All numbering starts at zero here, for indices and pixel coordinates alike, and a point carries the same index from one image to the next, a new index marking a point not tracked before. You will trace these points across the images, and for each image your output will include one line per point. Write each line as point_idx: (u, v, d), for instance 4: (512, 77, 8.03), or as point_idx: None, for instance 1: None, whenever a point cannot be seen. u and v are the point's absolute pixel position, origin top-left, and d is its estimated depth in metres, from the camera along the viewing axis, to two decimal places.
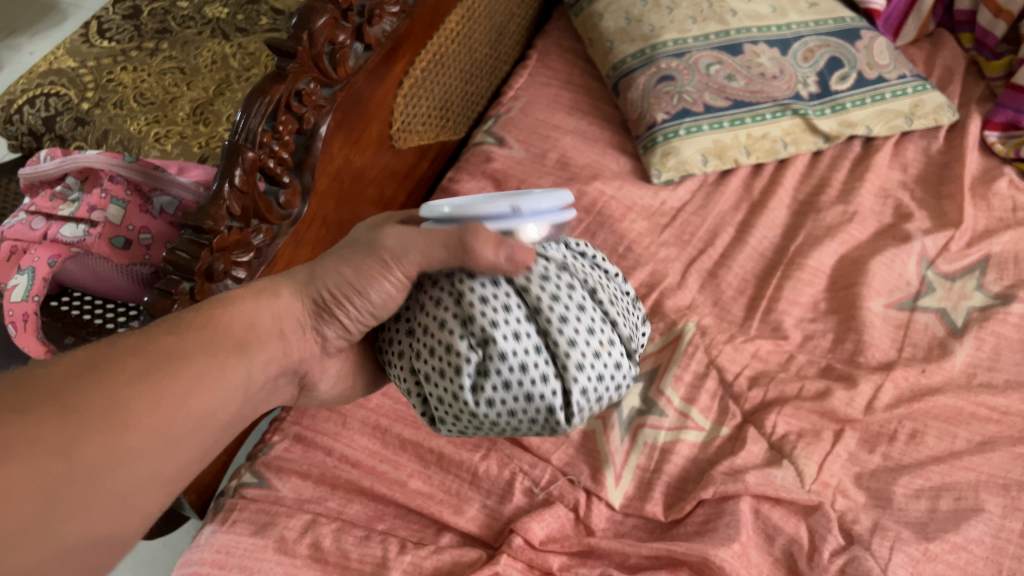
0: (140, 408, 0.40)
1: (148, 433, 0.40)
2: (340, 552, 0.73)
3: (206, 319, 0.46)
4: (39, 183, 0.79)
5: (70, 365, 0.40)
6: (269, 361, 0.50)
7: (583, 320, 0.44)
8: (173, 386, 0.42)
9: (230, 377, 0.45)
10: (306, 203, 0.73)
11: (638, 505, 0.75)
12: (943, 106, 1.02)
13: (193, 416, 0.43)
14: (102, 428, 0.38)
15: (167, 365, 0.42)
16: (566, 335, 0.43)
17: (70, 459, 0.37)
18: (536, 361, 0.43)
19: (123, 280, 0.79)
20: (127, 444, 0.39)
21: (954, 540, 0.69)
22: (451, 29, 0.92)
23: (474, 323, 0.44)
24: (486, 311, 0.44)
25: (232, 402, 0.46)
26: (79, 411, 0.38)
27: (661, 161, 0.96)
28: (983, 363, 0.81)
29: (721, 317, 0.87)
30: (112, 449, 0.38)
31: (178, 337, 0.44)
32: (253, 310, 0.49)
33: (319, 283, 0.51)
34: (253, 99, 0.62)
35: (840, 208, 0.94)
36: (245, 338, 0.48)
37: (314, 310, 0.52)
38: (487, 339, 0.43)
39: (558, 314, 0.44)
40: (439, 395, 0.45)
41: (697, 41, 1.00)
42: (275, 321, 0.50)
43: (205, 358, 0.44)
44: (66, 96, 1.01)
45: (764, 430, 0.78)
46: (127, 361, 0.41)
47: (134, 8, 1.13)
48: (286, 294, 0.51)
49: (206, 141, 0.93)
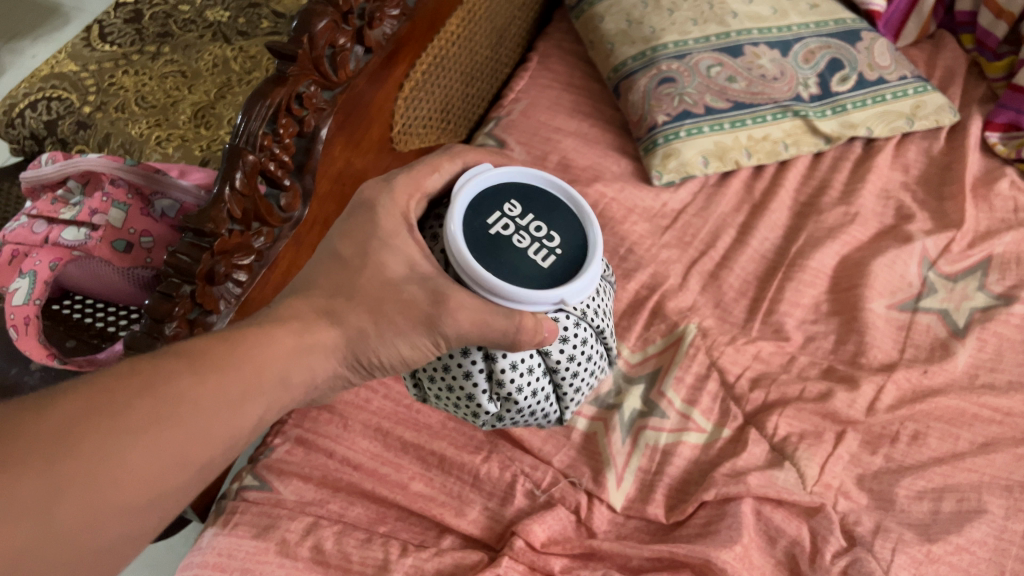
0: (135, 461, 0.41)
1: (139, 486, 0.41)
2: (342, 554, 0.73)
3: (228, 360, 0.47)
4: (40, 188, 0.79)
5: (75, 405, 0.40)
6: (283, 403, 0.50)
7: (585, 367, 0.58)
8: (178, 436, 0.43)
9: (236, 427, 0.46)
10: (307, 206, 0.73)
11: (640, 507, 0.75)
12: (945, 106, 1.02)
13: (190, 467, 0.43)
14: (93, 480, 0.39)
15: (173, 415, 0.43)
16: (568, 383, 0.58)
17: (55, 512, 0.38)
18: (543, 401, 0.58)
19: (124, 283, 0.79)
20: (117, 496, 0.40)
21: (956, 541, 0.69)
22: (451, 32, 0.92)
23: (503, 388, 0.54)
24: (516, 383, 0.54)
25: (232, 449, 0.47)
26: (72, 461, 0.39)
27: (661, 163, 0.96)
28: (985, 364, 0.81)
29: (723, 319, 0.87)
30: (102, 502, 0.39)
31: (191, 381, 0.44)
32: (285, 353, 0.50)
33: (371, 348, 0.54)
34: (253, 102, 0.62)
35: (841, 209, 0.94)
36: (264, 383, 0.48)
37: (348, 364, 0.54)
38: (510, 398, 0.55)
39: (568, 373, 0.57)
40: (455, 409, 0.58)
41: (697, 42, 1.00)
42: (305, 367, 0.51)
43: (214, 407, 0.45)
44: (68, 99, 1.01)
45: (766, 431, 0.77)
46: (134, 407, 0.42)
47: (135, 11, 1.13)
48: (327, 340, 0.52)
49: (207, 144, 0.94)
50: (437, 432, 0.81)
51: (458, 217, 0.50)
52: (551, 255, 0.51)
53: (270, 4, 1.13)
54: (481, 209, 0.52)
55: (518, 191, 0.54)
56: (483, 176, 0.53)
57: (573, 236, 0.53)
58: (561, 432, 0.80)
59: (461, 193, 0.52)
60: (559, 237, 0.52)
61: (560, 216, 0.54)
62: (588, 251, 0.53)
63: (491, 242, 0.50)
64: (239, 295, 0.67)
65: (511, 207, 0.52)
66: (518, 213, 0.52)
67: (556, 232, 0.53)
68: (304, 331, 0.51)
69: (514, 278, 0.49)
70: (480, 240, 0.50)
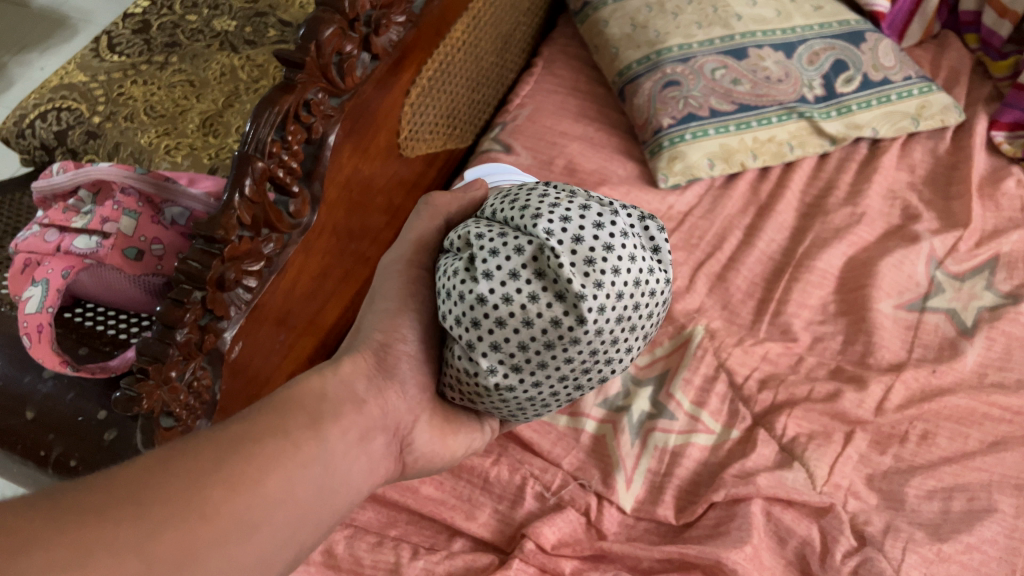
0: (219, 496, 0.38)
1: (229, 520, 0.38)
2: (354, 558, 0.74)
3: (278, 403, 0.45)
4: (52, 198, 0.80)
5: (145, 461, 0.38)
6: (349, 430, 0.47)
7: (534, 194, 0.50)
8: (250, 469, 0.40)
9: (309, 454, 0.43)
10: (315, 212, 0.74)
11: (650, 508, 0.75)
12: (950, 107, 1.02)
13: (274, 498, 0.40)
14: (182, 518, 0.36)
15: (243, 449, 0.41)
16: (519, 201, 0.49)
17: (153, 554, 0.34)
18: (509, 232, 0.48)
19: (136, 290, 0.80)
20: (209, 533, 0.37)
21: (967, 540, 0.69)
22: (457, 37, 0.92)
23: (457, 242, 0.51)
24: (462, 228, 0.51)
25: (315, 480, 0.43)
26: (159, 502, 0.36)
27: (668, 166, 0.96)
28: (994, 362, 0.81)
29: (730, 321, 0.87)
30: (195, 541, 0.36)
31: (250, 421, 0.43)
32: (322, 384, 0.49)
33: (371, 334, 0.56)
34: (262, 110, 0.63)
35: (847, 210, 0.94)
36: (318, 412, 0.46)
37: (377, 356, 0.54)
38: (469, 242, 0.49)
39: (508, 198, 0.51)
40: (455, 315, 0.47)
41: (702, 46, 1.01)
42: (346, 387, 0.50)
43: (279, 439, 0.43)
44: (77, 110, 1.02)
45: (774, 432, 0.78)
46: (204, 448, 0.40)
47: (143, 22, 1.14)
48: (348, 361, 0.52)
49: (216, 153, 0.95)
50: None
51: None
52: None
53: (277, 13, 1.14)
54: None
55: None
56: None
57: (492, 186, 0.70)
58: (568, 435, 0.81)
59: None
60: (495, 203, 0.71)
61: None
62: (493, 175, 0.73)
63: None
64: (249, 302, 0.68)
65: None
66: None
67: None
68: (327, 368, 0.51)
69: None
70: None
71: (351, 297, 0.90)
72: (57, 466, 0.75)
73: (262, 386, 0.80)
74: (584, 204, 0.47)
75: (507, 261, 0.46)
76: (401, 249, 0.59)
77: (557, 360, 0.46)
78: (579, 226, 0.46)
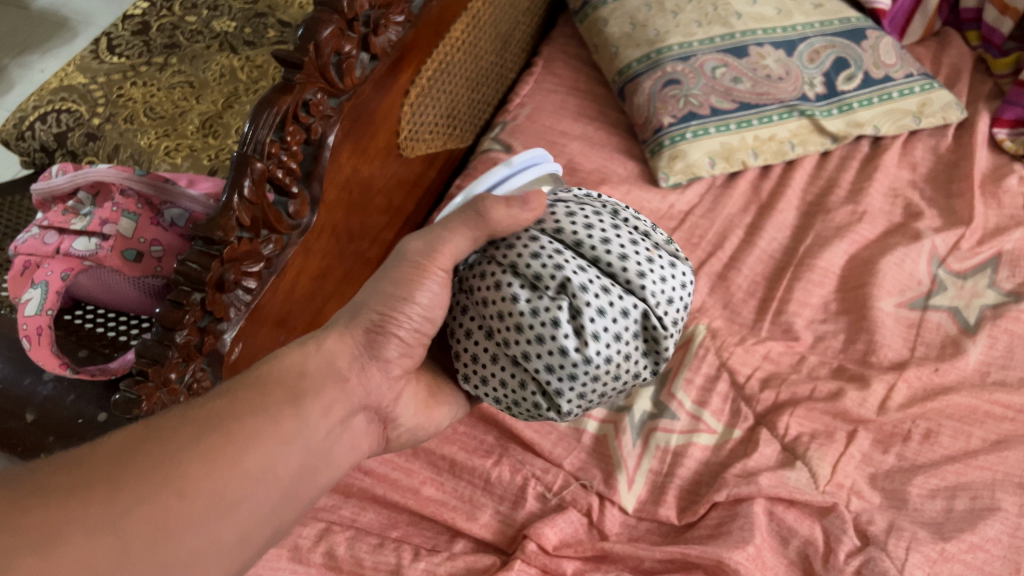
0: (192, 474, 0.39)
1: (203, 498, 0.39)
2: (354, 560, 0.74)
3: (258, 380, 0.45)
4: (51, 200, 0.80)
5: (120, 442, 0.39)
6: (330, 405, 0.47)
7: (622, 238, 0.50)
8: (225, 447, 0.41)
9: (288, 431, 0.44)
10: (315, 213, 0.74)
11: (651, 509, 0.75)
12: (952, 104, 1.02)
13: (250, 475, 0.42)
14: (154, 497, 0.38)
15: (219, 428, 0.42)
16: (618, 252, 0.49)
17: (126, 531, 0.36)
18: (608, 283, 0.48)
19: (135, 292, 0.80)
20: (183, 509, 0.38)
21: (971, 540, 0.68)
22: (456, 37, 0.92)
23: (539, 273, 0.47)
24: (546, 260, 0.48)
25: (295, 455, 0.44)
26: (131, 481, 0.38)
27: (668, 165, 0.96)
28: (997, 361, 0.81)
29: (732, 320, 0.87)
30: (169, 518, 0.38)
31: (227, 398, 0.44)
32: (302, 359, 0.48)
33: (368, 311, 0.52)
34: (261, 110, 0.62)
35: (849, 208, 0.94)
36: (298, 389, 0.46)
37: (371, 337, 0.51)
38: (567, 286, 0.47)
39: (595, 233, 0.49)
40: (546, 361, 0.47)
41: (702, 44, 1.00)
42: (327, 365, 0.48)
43: (254, 414, 0.43)
44: (77, 111, 1.02)
45: (777, 432, 0.77)
46: (178, 427, 0.41)
47: (143, 23, 1.14)
48: (333, 338, 0.50)
49: (216, 154, 0.95)
50: (446, 436, 0.81)
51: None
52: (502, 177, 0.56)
53: (277, 13, 1.14)
54: None
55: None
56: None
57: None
58: (570, 436, 0.80)
59: None
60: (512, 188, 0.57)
61: None
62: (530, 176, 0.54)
63: None
64: (248, 303, 0.68)
65: None
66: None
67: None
68: (310, 338, 0.49)
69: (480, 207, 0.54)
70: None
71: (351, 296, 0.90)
72: None
73: None
74: (672, 263, 0.50)
75: (613, 322, 0.47)
76: (427, 243, 0.51)
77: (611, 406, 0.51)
78: (673, 291, 0.49)
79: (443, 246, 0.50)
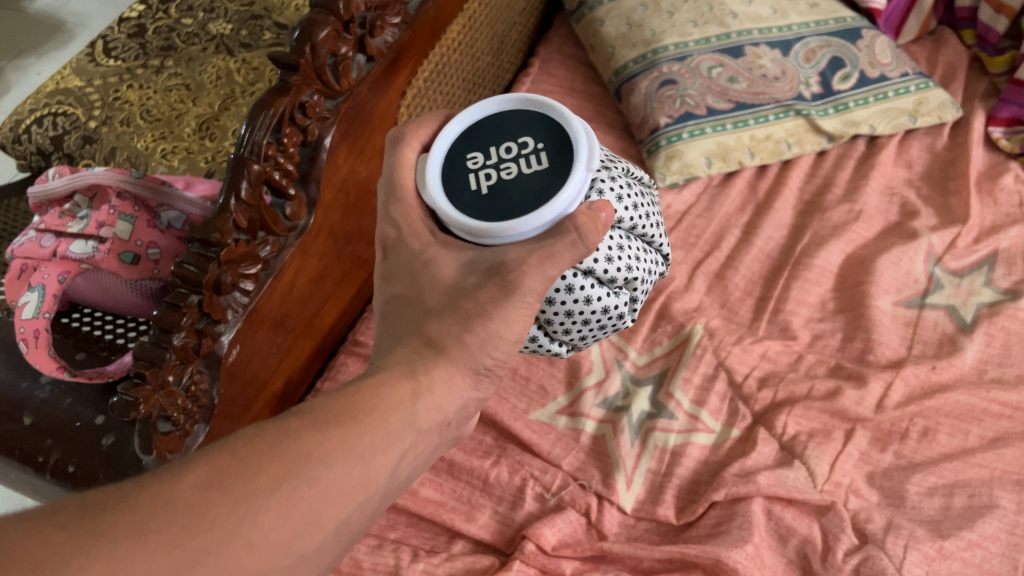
0: (269, 522, 0.37)
1: (275, 550, 0.37)
2: (353, 561, 0.74)
3: (347, 413, 0.43)
4: (48, 203, 0.80)
5: (206, 472, 0.37)
6: (416, 452, 0.46)
7: (652, 224, 0.60)
8: (310, 496, 0.39)
9: (371, 480, 0.42)
10: (312, 214, 0.74)
11: (650, 508, 0.75)
12: (948, 103, 1.02)
13: (327, 527, 0.39)
14: (226, 548, 0.35)
15: (306, 471, 0.39)
16: (644, 237, 0.60)
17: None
18: (653, 268, 0.61)
19: (132, 295, 0.80)
20: (253, 563, 0.36)
21: (969, 537, 0.68)
22: (452, 38, 0.92)
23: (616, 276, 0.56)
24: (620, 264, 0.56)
25: (369, 503, 0.42)
26: (206, 527, 0.35)
27: (665, 165, 0.97)
28: (993, 359, 0.81)
29: (729, 319, 0.87)
30: (237, 570, 0.35)
31: (322, 434, 0.41)
32: (405, 396, 0.46)
33: (477, 355, 0.49)
34: (257, 113, 0.62)
35: (845, 207, 0.94)
36: (391, 431, 0.44)
37: (473, 376, 0.49)
38: (630, 282, 0.57)
39: (641, 225, 0.58)
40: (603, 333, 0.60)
41: (697, 44, 1.01)
42: (430, 405, 0.47)
43: (344, 460, 0.41)
44: (73, 114, 1.02)
45: (774, 430, 0.78)
46: (265, 464, 0.38)
47: (139, 26, 1.14)
48: (441, 379, 0.48)
49: (212, 156, 0.95)
50: None
51: (457, 215, 0.50)
52: (541, 153, 0.50)
53: (273, 15, 1.14)
54: (451, 179, 0.52)
55: (460, 133, 0.53)
56: (428, 160, 0.53)
57: (522, 114, 0.52)
58: (568, 436, 0.80)
59: (431, 188, 0.51)
60: (527, 136, 0.51)
61: (510, 124, 0.52)
62: (558, 116, 0.51)
63: (489, 199, 0.50)
64: (246, 304, 0.68)
65: (475, 158, 0.52)
66: (483, 155, 0.52)
67: (519, 133, 0.52)
68: (420, 371, 0.47)
69: (519, 205, 0.49)
70: (483, 208, 0.50)
71: (349, 297, 0.90)
72: (54, 472, 0.74)
73: (262, 389, 0.79)
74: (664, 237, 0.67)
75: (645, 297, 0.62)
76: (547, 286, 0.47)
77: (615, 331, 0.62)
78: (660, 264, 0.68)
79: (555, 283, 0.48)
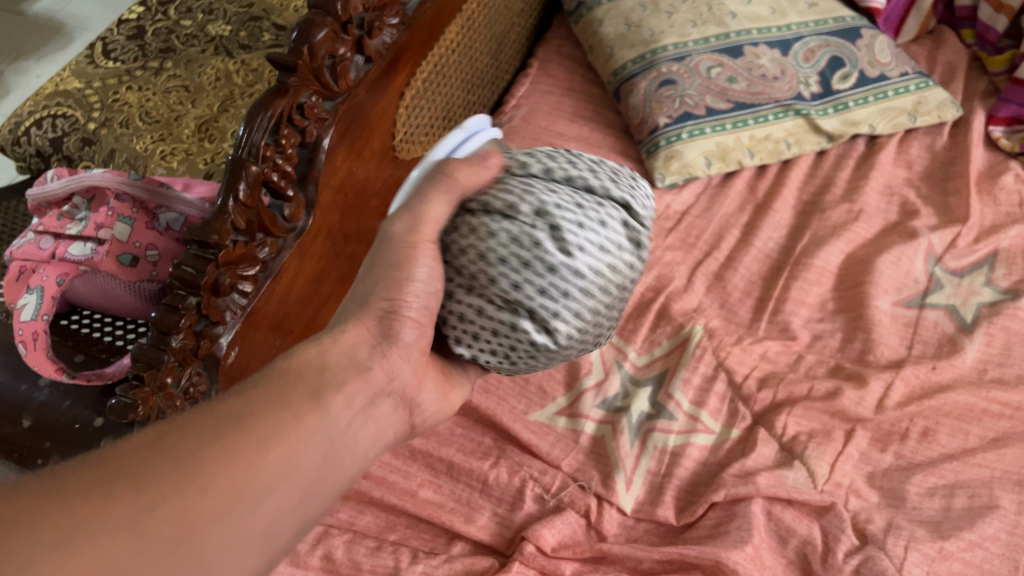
0: (213, 469, 0.38)
1: (225, 493, 0.38)
2: (352, 563, 0.74)
3: (269, 376, 0.44)
4: (46, 205, 0.80)
5: (144, 438, 0.38)
6: (355, 397, 0.46)
7: (595, 177, 0.51)
8: (247, 441, 0.40)
9: (308, 424, 0.43)
10: (310, 216, 0.73)
11: (650, 509, 0.75)
12: (947, 102, 1.02)
13: (273, 469, 0.40)
14: (177, 495, 0.36)
15: (238, 423, 0.40)
16: (587, 182, 0.50)
17: (147, 529, 0.35)
18: (604, 222, 0.48)
19: (131, 297, 0.80)
20: (207, 507, 0.37)
21: (969, 538, 0.68)
22: (450, 39, 0.92)
23: (525, 205, 0.47)
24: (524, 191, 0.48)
25: (316, 446, 0.43)
26: (154, 479, 0.36)
27: (664, 165, 0.96)
28: (993, 358, 0.81)
29: (728, 320, 0.87)
30: (193, 516, 0.36)
31: (248, 394, 0.42)
32: (321, 352, 0.47)
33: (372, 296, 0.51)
34: (254, 114, 0.62)
35: (845, 207, 0.94)
36: (318, 382, 0.45)
37: (380, 321, 0.50)
38: (544, 211, 0.47)
39: (564, 168, 0.51)
40: (538, 286, 0.46)
41: (696, 44, 1.01)
42: (347, 353, 0.48)
43: (274, 410, 0.42)
44: (72, 116, 1.02)
45: (774, 431, 0.77)
46: (199, 425, 0.40)
47: (139, 28, 1.14)
48: (350, 329, 0.49)
49: (211, 158, 0.95)
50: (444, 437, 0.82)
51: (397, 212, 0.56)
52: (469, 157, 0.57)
53: (272, 17, 1.14)
54: None
55: None
56: None
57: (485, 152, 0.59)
58: (567, 437, 0.80)
59: None
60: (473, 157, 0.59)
61: None
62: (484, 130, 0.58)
63: None
64: (245, 305, 0.68)
65: None
66: None
67: None
68: (327, 333, 0.49)
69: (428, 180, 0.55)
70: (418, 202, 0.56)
71: None
72: None
73: None
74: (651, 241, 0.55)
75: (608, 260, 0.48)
76: (410, 219, 0.49)
77: (580, 305, 0.46)
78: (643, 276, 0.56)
79: (424, 215, 0.49)
